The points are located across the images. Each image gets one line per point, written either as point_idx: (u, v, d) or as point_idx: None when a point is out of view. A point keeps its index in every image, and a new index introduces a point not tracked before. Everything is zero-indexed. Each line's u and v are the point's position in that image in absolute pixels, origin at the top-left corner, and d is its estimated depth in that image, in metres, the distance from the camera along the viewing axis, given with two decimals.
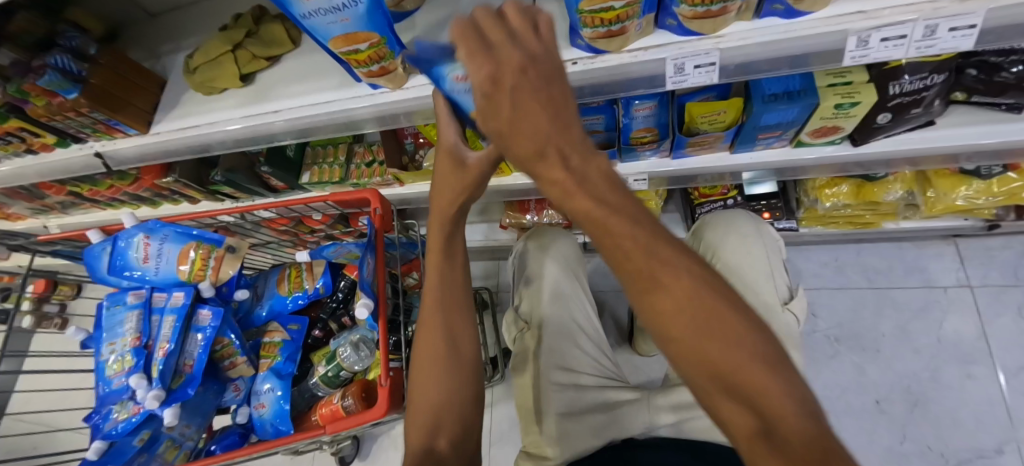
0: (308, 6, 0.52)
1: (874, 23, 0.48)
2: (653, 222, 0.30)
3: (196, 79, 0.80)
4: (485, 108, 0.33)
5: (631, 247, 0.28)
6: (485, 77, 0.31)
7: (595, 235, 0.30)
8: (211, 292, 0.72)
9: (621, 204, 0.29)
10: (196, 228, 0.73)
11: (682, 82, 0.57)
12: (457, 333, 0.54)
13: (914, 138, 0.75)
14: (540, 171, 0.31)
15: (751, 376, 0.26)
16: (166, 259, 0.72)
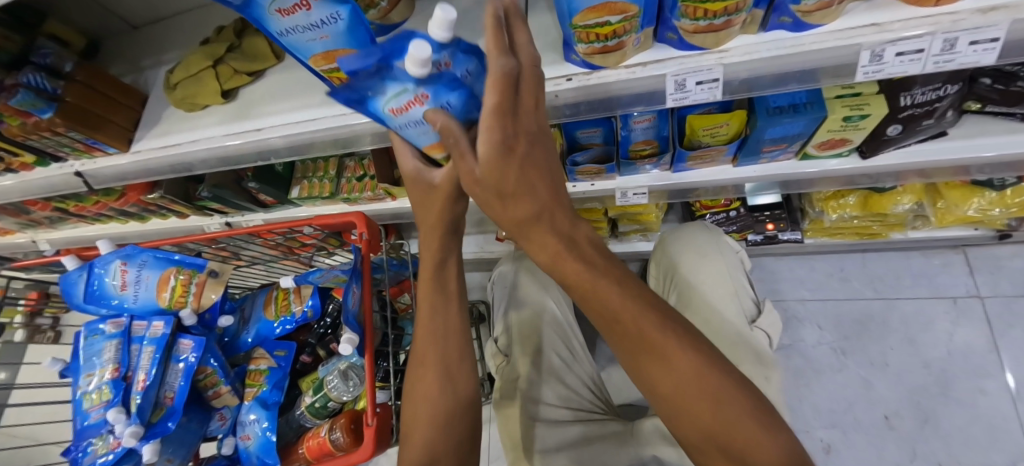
0: (284, 23, 0.50)
1: (889, 36, 0.45)
2: (636, 287, 0.38)
3: (176, 95, 0.77)
4: (494, 172, 0.31)
5: (618, 307, 0.36)
6: (500, 146, 0.30)
7: (587, 297, 0.37)
8: (193, 321, 0.69)
9: (606, 268, 0.37)
10: (176, 253, 0.70)
11: (683, 99, 0.54)
12: (451, 370, 0.51)
13: (925, 150, 0.72)
14: (532, 235, 0.35)
15: (718, 416, 0.35)
16: (145, 285, 0.69)
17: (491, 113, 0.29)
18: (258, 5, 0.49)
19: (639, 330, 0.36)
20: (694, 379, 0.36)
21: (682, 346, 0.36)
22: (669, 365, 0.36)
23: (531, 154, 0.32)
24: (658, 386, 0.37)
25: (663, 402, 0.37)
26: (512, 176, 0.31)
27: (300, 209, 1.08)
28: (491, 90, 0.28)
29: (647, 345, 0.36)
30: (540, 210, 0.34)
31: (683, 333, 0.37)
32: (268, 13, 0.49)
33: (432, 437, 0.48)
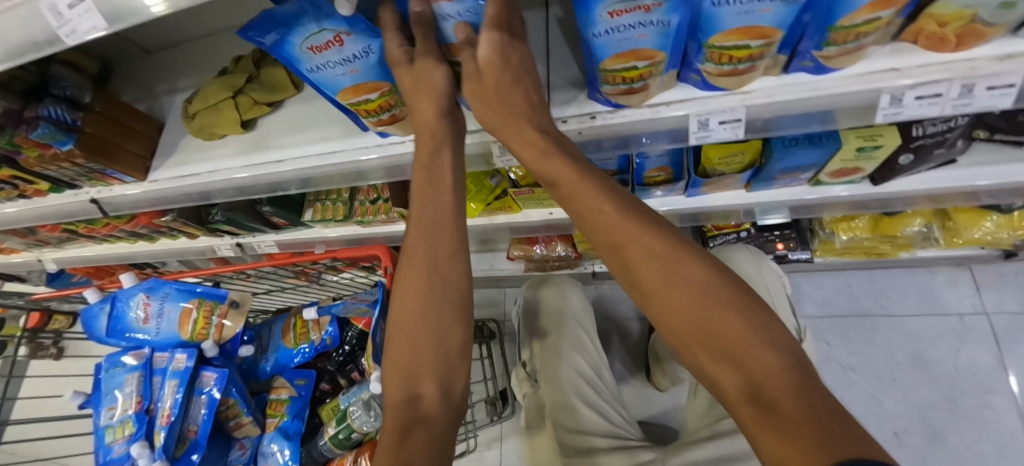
0: (316, 60, 0.49)
1: (909, 81, 0.47)
2: (632, 204, 0.43)
3: (195, 125, 0.78)
4: (489, 68, 0.46)
5: (603, 210, 0.42)
6: (495, 56, 0.46)
7: (575, 201, 0.44)
8: (214, 352, 0.69)
9: (593, 177, 0.44)
10: (198, 285, 0.71)
11: (706, 137, 0.54)
12: (447, 285, 0.47)
13: (935, 176, 0.73)
14: (519, 132, 0.48)
15: (721, 325, 0.36)
16: (167, 319, 0.70)
17: (491, 28, 0.45)
18: (290, 42, 0.47)
19: (625, 232, 0.41)
20: (674, 267, 0.39)
21: (663, 240, 0.40)
22: (647, 252, 0.40)
23: (513, 70, 0.48)
24: (648, 285, 0.39)
25: (648, 294, 0.39)
26: (499, 76, 0.47)
27: (312, 230, 1.08)
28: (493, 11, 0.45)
29: (628, 235, 0.40)
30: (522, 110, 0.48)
31: (666, 233, 0.41)
32: (300, 50, 0.48)
33: (416, 344, 0.45)
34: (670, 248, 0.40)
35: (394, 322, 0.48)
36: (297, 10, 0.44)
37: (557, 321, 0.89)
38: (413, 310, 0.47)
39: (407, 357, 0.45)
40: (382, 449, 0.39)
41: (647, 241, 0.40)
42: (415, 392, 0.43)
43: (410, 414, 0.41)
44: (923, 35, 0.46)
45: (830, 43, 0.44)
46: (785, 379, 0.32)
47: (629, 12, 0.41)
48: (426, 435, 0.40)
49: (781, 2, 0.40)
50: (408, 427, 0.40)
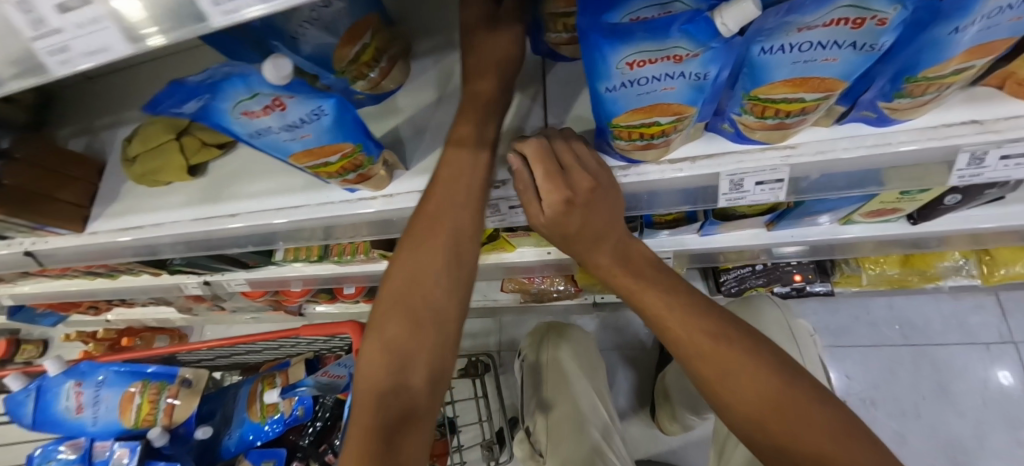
0: (254, 125, 0.40)
1: (996, 139, 0.38)
2: (693, 302, 0.44)
3: (135, 171, 0.67)
4: (557, 222, 0.42)
5: (669, 316, 0.43)
6: (558, 201, 0.41)
7: (636, 300, 0.45)
8: (161, 440, 0.79)
9: (655, 277, 0.45)
10: (145, 368, 0.84)
11: (739, 198, 0.46)
12: (456, 276, 0.43)
13: (983, 216, 0.65)
14: (582, 244, 0.44)
15: (777, 418, 0.39)
16: (105, 405, 0.82)
17: (546, 178, 0.41)
18: (218, 109, 0.38)
19: (689, 337, 0.42)
20: (756, 381, 0.41)
21: (747, 357, 0.41)
22: (729, 367, 0.41)
23: (596, 204, 0.42)
24: (704, 378, 0.42)
25: (708, 387, 0.42)
26: (568, 185, 0.41)
27: (286, 268, 0.98)
28: (538, 165, 0.41)
29: (712, 353, 0.42)
30: (599, 231, 0.43)
31: (745, 341, 0.42)
32: (233, 116, 0.39)
33: (408, 335, 0.40)
34: (754, 361, 0.41)
35: (383, 309, 0.42)
36: (221, 75, 0.35)
37: (568, 384, 0.95)
38: (419, 311, 0.41)
39: (399, 344, 0.40)
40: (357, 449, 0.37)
41: (729, 356, 0.41)
42: (403, 384, 0.39)
43: (399, 412, 0.38)
44: (1014, 80, 0.37)
45: (904, 95, 0.35)
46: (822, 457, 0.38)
47: (654, 63, 0.32)
48: (412, 438, 0.38)
49: (852, 50, 0.31)
50: (399, 430, 0.38)
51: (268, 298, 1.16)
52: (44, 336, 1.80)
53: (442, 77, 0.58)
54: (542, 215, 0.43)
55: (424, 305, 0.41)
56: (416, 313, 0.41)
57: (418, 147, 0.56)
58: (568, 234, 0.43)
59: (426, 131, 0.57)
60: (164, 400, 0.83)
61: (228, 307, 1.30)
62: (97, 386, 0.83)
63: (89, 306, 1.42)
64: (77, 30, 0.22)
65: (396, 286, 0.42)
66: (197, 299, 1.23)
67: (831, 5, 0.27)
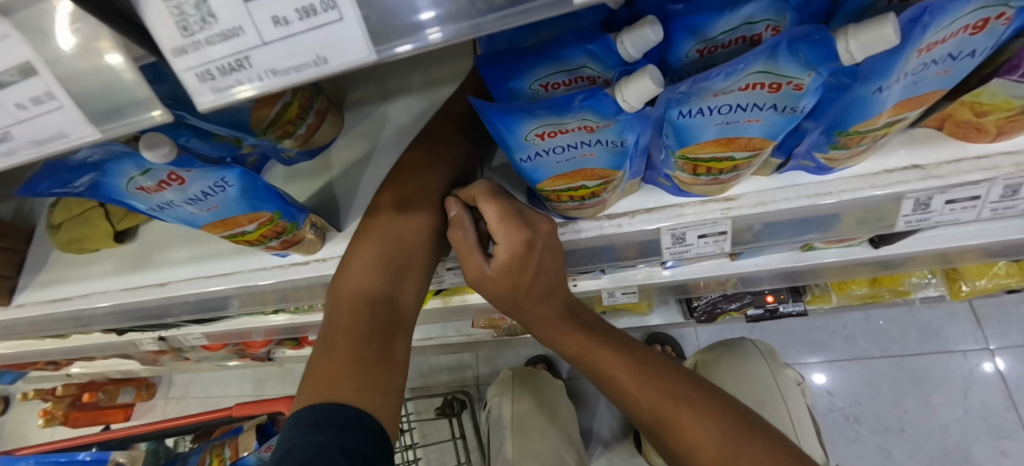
0: (155, 199, 0.37)
1: (938, 185, 0.36)
2: (648, 363, 0.41)
3: (59, 239, 0.62)
4: (512, 267, 0.35)
5: (620, 374, 0.40)
6: (518, 242, 0.34)
7: (588, 366, 0.42)
8: None
9: (605, 336, 0.42)
10: (64, 456, 0.87)
11: (683, 251, 0.44)
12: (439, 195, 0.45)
13: (945, 236, 0.63)
14: (529, 306, 0.39)
15: None
16: None
17: (500, 221, 0.34)
18: (112, 186, 0.35)
19: (649, 401, 0.39)
20: (721, 455, 0.37)
21: (708, 427, 0.38)
22: (688, 441, 0.38)
23: (545, 250, 0.36)
24: (668, 442, 0.40)
25: (675, 447, 0.40)
26: (530, 231, 0.35)
27: (243, 320, 0.93)
28: (491, 204, 0.35)
29: (671, 420, 0.39)
30: (548, 288, 0.38)
31: (706, 406, 0.40)
32: (129, 192, 0.36)
33: (407, 247, 0.44)
34: (717, 433, 0.38)
35: (381, 225, 0.44)
36: (108, 152, 0.33)
37: (535, 440, 0.93)
38: (416, 226, 0.44)
39: (393, 253, 0.43)
40: (332, 362, 0.37)
41: (688, 428, 0.38)
42: (393, 295, 0.42)
43: (388, 318, 0.41)
44: (952, 123, 0.35)
45: (837, 146, 0.33)
46: None
47: (565, 133, 0.29)
48: (401, 346, 0.40)
49: (774, 111, 0.29)
50: (390, 335, 0.40)
51: (230, 348, 1.12)
52: (5, 392, 1.70)
53: (375, 129, 0.55)
54: (486, 268, 0.36)
55: (421, 224, 0.44)
56: (412, 233, 0.44)
57: (350, 206, 0.53)
58: (522, 287, 0.37)
59: (361, 188, 0.53)
60: None
61: (193, 358, 1.25)
62: None
63: (46, 362, 1.34)
64: None
65: (400, 201, 0.45)
66: (157, 352, 1.18)
67: (742, 72, 0.25)
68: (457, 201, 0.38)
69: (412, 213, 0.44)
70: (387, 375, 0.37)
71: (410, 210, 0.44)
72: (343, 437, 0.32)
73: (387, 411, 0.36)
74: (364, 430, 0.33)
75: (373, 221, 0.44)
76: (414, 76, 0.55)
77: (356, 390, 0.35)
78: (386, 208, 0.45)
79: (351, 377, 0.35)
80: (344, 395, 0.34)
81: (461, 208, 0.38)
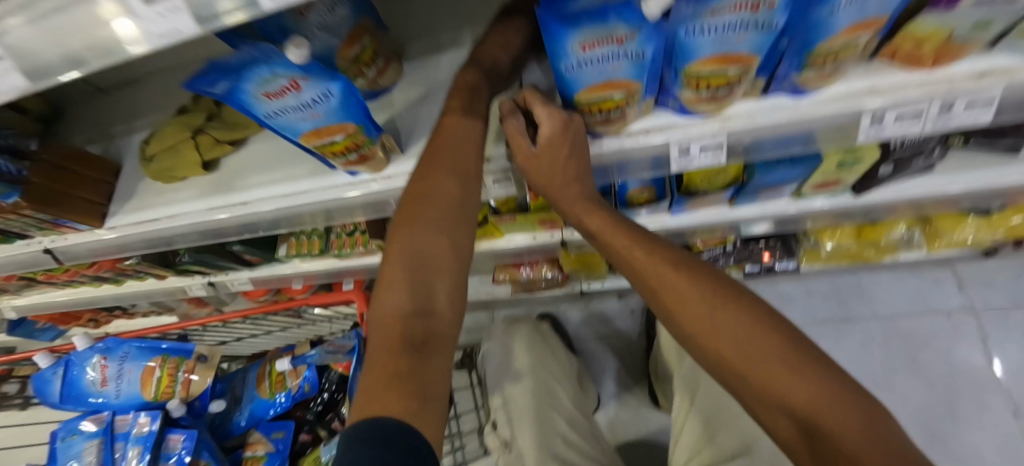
0: (273, 105, 0.47)
1: (889, 102, 0.46)
2: (656, 244, 0.50)
3: (154, 168, 0.73)
4: (551, 143, 0.45)
5: (629, 247, 0.50)
6: (558, 120, 0.44)
7: (606, 241, 0.52)
8: (179, 410, 0.94)
9: (620, 223, 0.52)
10: (163, 344, 0.97)
11: (687, 164, 0.54)
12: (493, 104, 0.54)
13: (919, 184, 0.72)
14: (560, 187, 0.51)
15: (737, 338, 0.42)
16: (127, 379, 0.97)
17: (544, 106, 0.45)
18: (243, 91, 0.45)
19: (653, 268, 0.48)
20: (706, 315, 0.44)
21: (700, 289, 0.46)
22: (681, 300, 0.46)
23: (575, 134, 0.46)
24: (667, 304, 0.47)
25: (672, 310, 0.47)
26: (565, 115, 0.44)
27: (288, 265, 1.03)
28: (535, 97, 0.46)
29: (669, 282, 0.47)
30: (577, 174, 0.51)
31: (703, 277, 0.47)
32: (255, 97, 0.46)
33: (426, 259, 0.45)
34: (708, 293, 0.45)
35: (401, 236, 0.46)
36: (247, 60, 0.42)
37: (537, 362, 1.09)
38: (433, 238, 0.45)
39: (412, 270, 0.44)
40: (375, 381, 0.38)
41: (681, 289, 0.46)
42: (425, 308, 0.43)
43: (422, 332, 0.41)
44: (899, 54, 0.45)
45: (808, 67, 0.43)
46: (782, 369, 0.39)
47: (601, 44, 0.39)
48: (438, 357, 0.41)
49: (757, 29, 0.38)
50: (425, 350, 0.40)
51: (269, 297, 1.22)
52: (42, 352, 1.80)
53: (429, 75, 0.66)
54: (531, 148, 0.47)
55: (436, 234, 0.45)
56: (430, 243, 0.45)
57: (410, 134, 0.63)
58: (558, 162, 0.48)
59: (418, 121, 0.64)
60: (182, 374, 0.97)
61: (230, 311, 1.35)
62: (120, 361, 0.97)
63: (94, 314, 1.45)
64: (159, 16, 0.29)
65: (410, 222, 0.46)
66: (199, 302, 1.28)
67: None
68: (510, 104, 0.49)
69: (427, 223, 0.45)
70: (427, 383, 0.38)
71: (472, 118, 0.49)
72: (383, 450, 0.32)
73: (431, 420, 0.36)
74: (409, 445, 0.33)
75: (395, 235, 0.46)
76: (463, 31, 0.66)
77: (396, 402, 0.35)
78: (405, 220, 0.46)
79: (391, 394, 0.36)
80: (385, 410, 0.35)
81: (512, 108, 0.48)
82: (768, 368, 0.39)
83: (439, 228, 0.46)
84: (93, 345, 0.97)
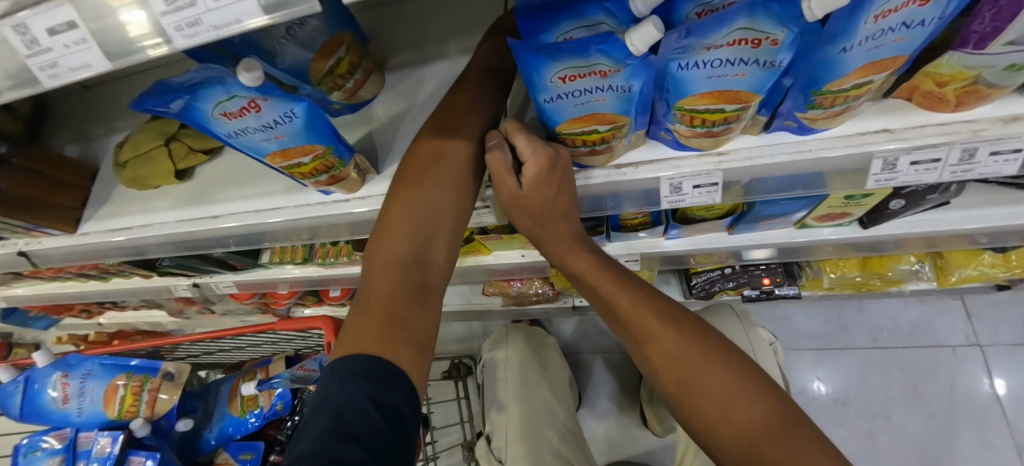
0: (233, 125, 0.44)
1: (904, 146, 0.41)
2: (642, 290, 0.48)
3: (126, 175, 0.70)
4: (539, 182, 0.42)
5: (616, 293, 0.47)
6: (544, 159, 0.41)
7: (588, 283, 0.49)
8: (143, 431, 0.90)
9: (606, 264, 0.49)
10: (130, 361, 0.94)
11: (680, 201, 0.50)
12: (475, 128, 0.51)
13: (931, 219, 0.68)
14: (548, 224, 0.47)
15: (722, 398, 0.41)
16: (88, 397, 0.94)
17: (528, 143, 0.41)
18: (200, 110, 0.42)
19: (639, 320, 0.46)
20: (694, 374, 0.43)
21: (687, 345, 0.44)
22: (667, 355, 0.44)
23: (563, 171, 0.42)
24: (651, 357, 0.45)
25: (657, 364, 0.45)
26: (552, 152, 0.41)
27: (273, 271, 1.01)
28: (519, 134, 0.42)
29: (656, 335, 0.45)
30: (564, 210, 0.46)
31: (689, 331, 0.45)
32: (213, 117, 0.43)
33: (429, 215, 0.48)
34: (694, 350, 0.44)
35: (408, 190, 0.48)
36: (201, 78, 0.39)
37: (527, 381, 1.05)
38: (440, 195, 0.48)
39: (416, 222, 0.47)
40: (369, 317, 0.42)
41: (669, 343, 0.44)
42: (423, 256, 0.47)
43: (419, 277, 0.46)
44: (919, 93, 0.40)
45: (815, 106, 0.39)
46: (767, 433, 0.38)
47: (583, 77, 0.35)
48: (432, 301, 0.46)
49: (757, 66, 0.34)
50: (421, 295, 0.45)
51: (255, 299, 1.20)
52: (36, 339, 1.80)
53: (412, 89, 0.62)
54: (518, 188, 0.43)
55: (444, 191, 0.49)
56: (438, 198, 0.48)
57: (389, 153, 0.60)
58: (546, 201, 0.44)
59: (397, 138, 0.60)
60: (148, 392, 0.94)
61: (218, 310, 1.34)
62: (82, 378, 0.95)
63: (84, 307, 1.44)
64: (63, 48, 0.28)
65: (420, 181, 0.48)
66: (187, 300, 1.27)
67: (729, 27, 0.31)
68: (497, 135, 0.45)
69: (436, 179, 0.48)
70: (419, 325, 0.43)
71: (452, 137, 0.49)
72: (371, 387, 0.35)
73: (420, 358, 0.41)
74: (398, 384, 0.37)
75: (401, 189, 0.49)
76: (450, 43, 0.62)
77: (386, 346, 0.39)
78: (416, 171, 0.49)
79: (386, 333, 0.40)
80: (373, 350, 0.38)
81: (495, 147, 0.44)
82: (754, 431, 0.39)
83: (446, 188, 0.48)
84: (58, 362, 0.96)
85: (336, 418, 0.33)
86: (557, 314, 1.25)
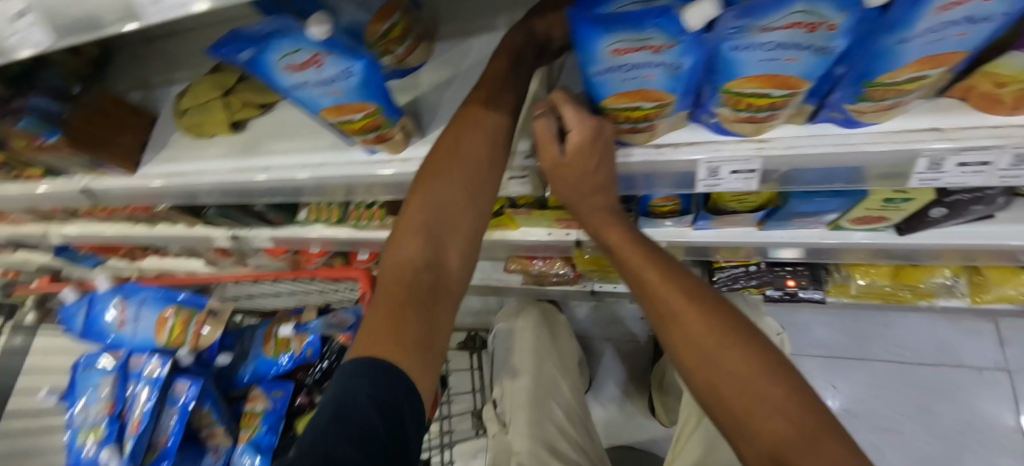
0: (295, 78, 0.46)
1: (953, 146, 0.41)
2: (673, 270, 0.49)
3: (185, 123, 0.75)
4: (582, 151, 0.44)
5: (645, 268, 0.49)
6: (589, 129, 0.42)
7: (619, 256, 0.51)
8: (189, 358, 0.99)
9: (639, 241, 0.51)
10: (177, 295, 1.02)
11: (715, 185, 0.51)
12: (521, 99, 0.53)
13: (970, 232, 0.66)
14: (586, 197, 0.50)
15: (738, 374, 0.41)
16: (143, 322, 1.02)
17: (576, 113, 0.43)
18: (267, 61, 0.44)
19: (665, 297, 0.47)
20: (714, 350, 0.43)
21: (710, 322, 0.45)
22: (689, 332, 0.45)
23: (605, 143, 0.45)
24: (673, 335, 0.46)
25: (678, 342, 0.46)
26: (595, 123, 0.43)
27: (307, 229, 1.06)
28: (567, 105, 0.44)
29: (680, 310, 0.46)
30: (603, 182, 0.49)
31: (715, 312, 0.46)
32: (278, 69, 0.45)
33: (442, 217, 0.47)
34: (717, 328, 0.44)
35: (422, 192, 0.48)
36: (274, 29, 0.41)
37: (540, 356, 1.08)
38: (453, 199, 0.48)
39: (428, 225, 0.47)
40: (380, 320, 0.43)
41: (691, 319, 0.45)
42: (437, 260, 0.47)
43: (431, 283, 0.46)
44: (975, 93, 0.40)
45: (864, 98, 0.39)
46: (779, 411, 0.38)
47: (635, 51, 0.36)
48: (443, 307, 0.46)
49: (811, 52, 0.34)
50: (432, 300, 0.45)
51: (288, 256, 1.26)
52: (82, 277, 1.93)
53: (459, 58, 0.64)
54: (562, 156, 0.46)
55: (458, 193, 0.48)
56: (451, 201, 0.48)
57: (433, 118, 0.62)
58: (587, 172, 0.47)
59: (442, 105, 0.62)
60: (193, 326, 1.00)
61: (251, 264, 1.41)
62: (138, 305, 1.04)
63: (128, 249, 1.54)
64: None
65: (436, 179, 0.48)
66: (224, 251, 1.34)
67: (787, 9, 0.30)
68: (545, 105, 0.47)
69: (450, 184, 0.48)
70: (429, 333, 0.43)
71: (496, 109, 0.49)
72: (375, 388, 0.37)
73: (423, 362, 0.41)
74: (397, 386, 0.38)
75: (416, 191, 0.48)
76: (499, 16, 0.63)
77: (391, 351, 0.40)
78: (430, 176, 0.48)
79: (391, 342, 0.41)
80: (380, 356, 0.40)
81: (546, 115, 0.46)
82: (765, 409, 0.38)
83: (461, 189, 0.48)
84: (119, 287, 1.05)
85: (336, 413, 0.36)
86: (574, 297, 1.27)
